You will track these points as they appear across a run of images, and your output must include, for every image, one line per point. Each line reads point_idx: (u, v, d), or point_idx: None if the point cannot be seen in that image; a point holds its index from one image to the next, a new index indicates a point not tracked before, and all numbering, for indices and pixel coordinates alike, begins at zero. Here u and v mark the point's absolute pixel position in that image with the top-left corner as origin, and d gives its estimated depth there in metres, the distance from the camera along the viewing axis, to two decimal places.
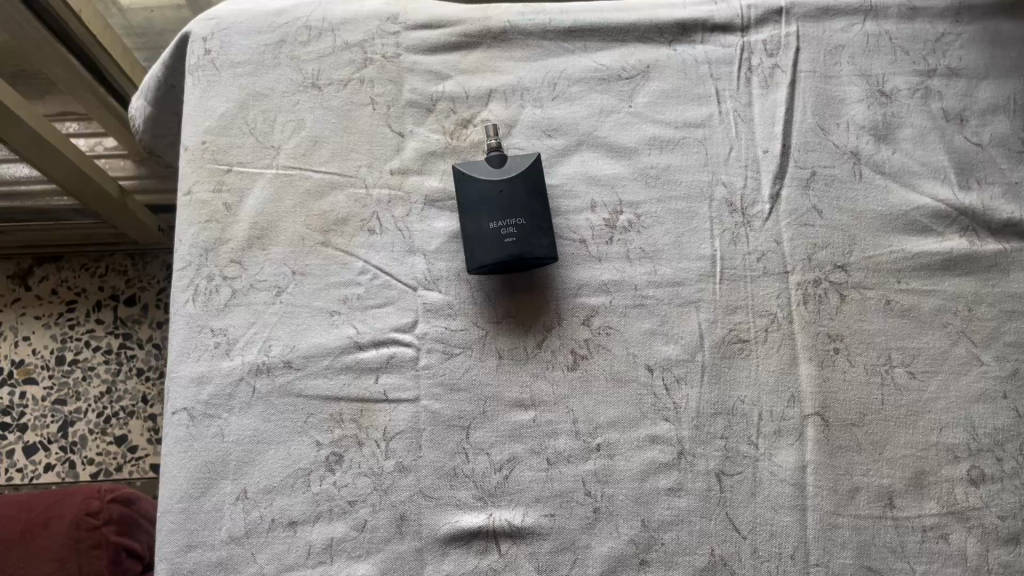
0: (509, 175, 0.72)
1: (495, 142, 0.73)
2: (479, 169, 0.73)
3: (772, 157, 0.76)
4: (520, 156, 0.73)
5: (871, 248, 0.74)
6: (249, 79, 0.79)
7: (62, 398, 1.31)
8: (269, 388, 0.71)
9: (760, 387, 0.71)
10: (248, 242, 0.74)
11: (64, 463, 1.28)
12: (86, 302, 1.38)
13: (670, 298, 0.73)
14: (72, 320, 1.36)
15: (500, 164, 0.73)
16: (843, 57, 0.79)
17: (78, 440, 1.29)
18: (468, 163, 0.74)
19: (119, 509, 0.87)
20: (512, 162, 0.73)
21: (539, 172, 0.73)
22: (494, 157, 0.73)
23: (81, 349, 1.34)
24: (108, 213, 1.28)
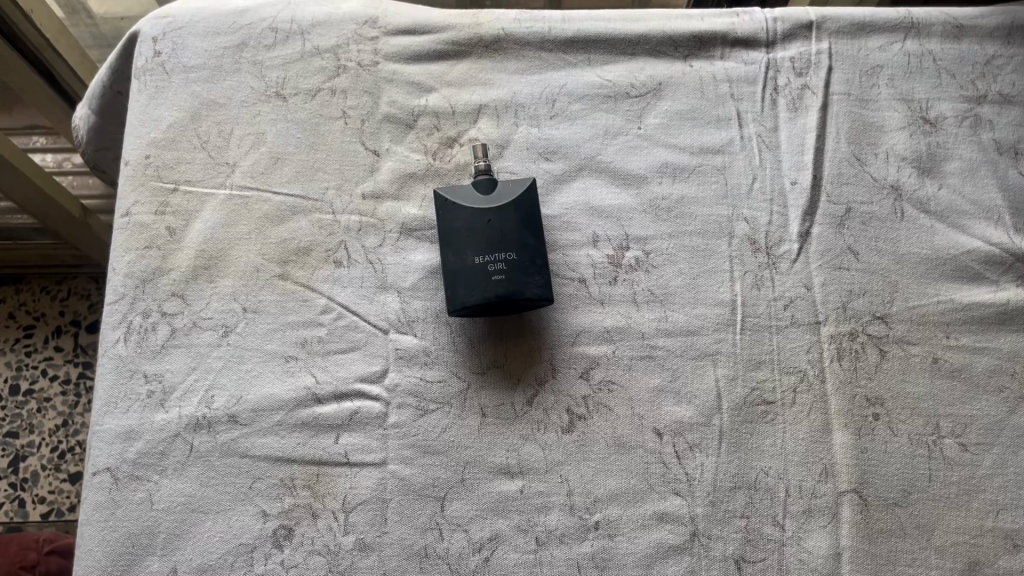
0: (498, 203, 0.62)
1: (484, 164, 0.63)
2: (464, 195, 0.63)
3: (801, 190, 0.66)
4: (511, 182, 0.64)
5: (915, 297, 0.64)
6: (203, 85, 0.68)
7: (14, 431, 1.19)
8: (209, 447, 0.60)
9: (787, 458, 0.60)
10: (193, 272, 0.64)
11: (13, 501, 1.15)
12: (45, 327, 1.26)
13: (682, 350, 0.62)
14: (29, 347, 1.25)
15: (490, 190, 0.63)
16: (882, 79, 0.69)
17: (29, 476, 1.17)
18: (453, 189, 0.64)
19: (57, 562, 0.82)
20: (502, 189, 0.63)
21: (534, 201, 0.63)
22: (483, 181, 0.63)
23: (37, 378, 1.22)
24: (69, 234, 1.17)
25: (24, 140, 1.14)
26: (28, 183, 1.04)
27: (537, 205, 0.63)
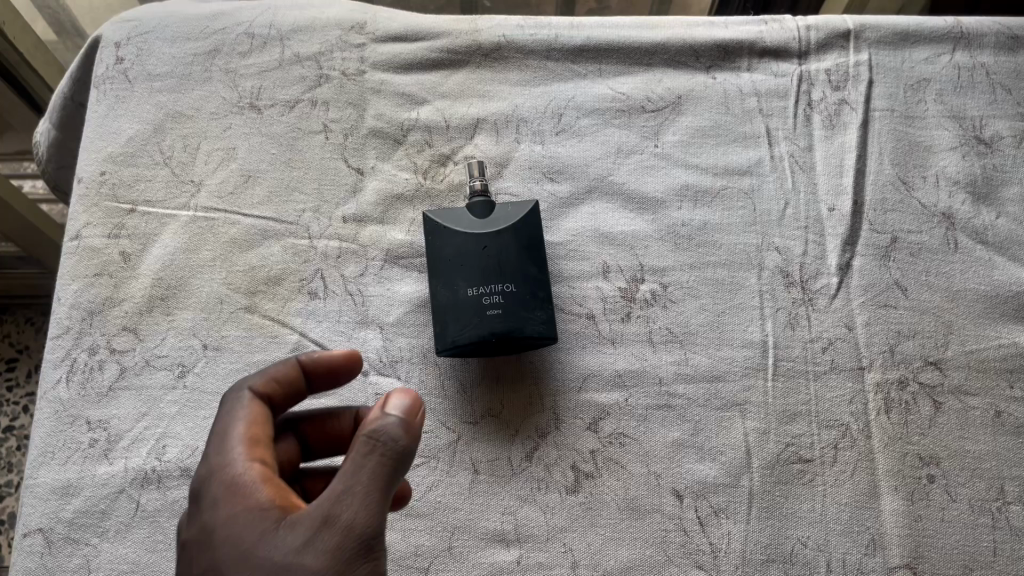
0: (496, 228, 0.54)
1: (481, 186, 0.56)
2: (458, 219, 0.55)
3: (840, 218, 0.58)
4: (511, 206, 0.56)
5: (972, 340, 0.55)
6: (170, 95, 0.61)
7: None
8: (158, 506, 0.52)
9: (828, 527, 0.51)
10: (148, 303, 0.56)
11: None
12: (27, 361, 1.06)
13: (705, 399, 0.54)
14: (12, 382, 1.05)
15: (488, 213, 0.55)
16: (929, 94, 0.62)
17: (7, 519, 0.97)
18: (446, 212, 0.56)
19: None
20: (501, 212, 0.55)
21: (537, 226, 0.55)
22: (479, 204, 0.55)
23: (19, 414, 1.03)
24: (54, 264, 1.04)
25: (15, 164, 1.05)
26: (18, 215, 0.92)
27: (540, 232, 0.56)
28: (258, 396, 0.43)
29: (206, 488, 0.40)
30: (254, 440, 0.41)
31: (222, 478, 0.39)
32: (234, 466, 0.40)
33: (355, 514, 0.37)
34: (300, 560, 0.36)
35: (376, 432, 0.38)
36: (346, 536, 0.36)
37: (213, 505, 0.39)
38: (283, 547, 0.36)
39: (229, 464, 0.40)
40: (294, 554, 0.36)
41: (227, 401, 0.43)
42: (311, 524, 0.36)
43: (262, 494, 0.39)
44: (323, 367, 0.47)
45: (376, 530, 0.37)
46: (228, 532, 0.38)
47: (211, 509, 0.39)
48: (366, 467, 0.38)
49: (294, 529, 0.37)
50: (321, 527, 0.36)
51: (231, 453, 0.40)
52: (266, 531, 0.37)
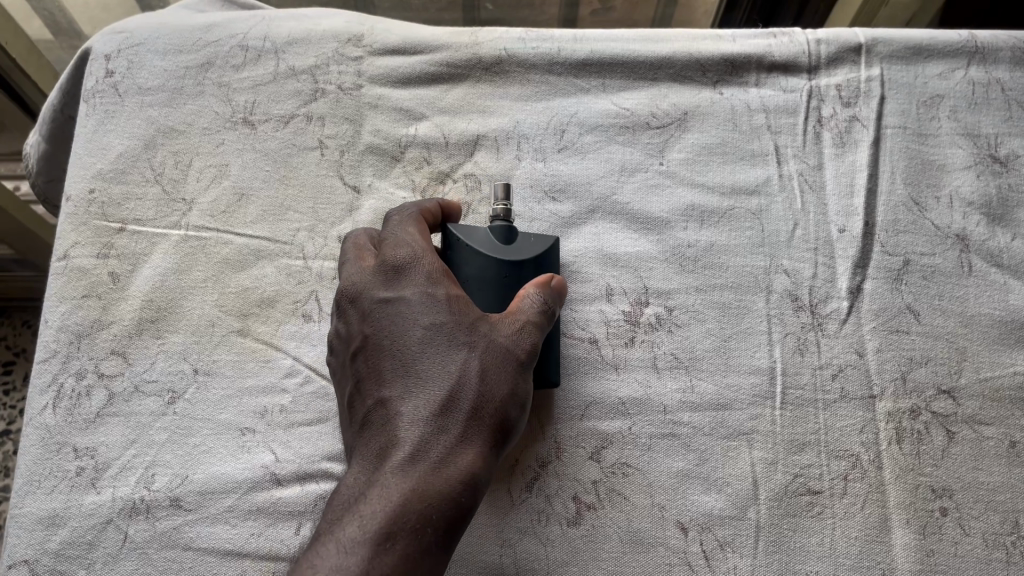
0: (522, 261, 0.50)
1: (504, 212, 0.51)
2: (482, 243, 0.50)
3: (851, 240, 0.57)
4: (533, 233, 0.52)
5: (986, 367, 0.54)
6: (161, 110, 0.60)
7: None
8: (147, 537, 0.50)
9: (838, 561, 0.50)
10: (137, 327, 0.55)
11: None
12: (21, 366, 1.04)
13: (710, 428, 0.53)
14: (8, 386, 1.03)
15: (512, 240, 0.51)
16: (942, 110, 0.60)
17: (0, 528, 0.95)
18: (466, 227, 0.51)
19: None
20: (524, 241, 0.51)
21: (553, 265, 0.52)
22: (502, 230, 0.50)
23: (13, 421, 1.01)
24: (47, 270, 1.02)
25: (10, 168, 1.03)
26: (11, 218, 0.90)
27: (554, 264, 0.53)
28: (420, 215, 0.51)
29: (412, 266, 0.47)
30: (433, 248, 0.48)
31: (428, 265, 0.47)
32: (416, 286, 0.46)
33: (537, 329, 0.46)
34: (517, 344, 0.45)
35: (546, 292, 0.48)
36: (533, 343, 0.46)
37: (432, 283, 0.46)
38: (502, 334, 0.45)
39: (426, 256, 0.47)
40: (513, 339, 0.45)
41: (394, 213, 0.51)
42: (519, 327, 0.46)
43: (459, 289, 0.47)
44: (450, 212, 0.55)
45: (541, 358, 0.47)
46: (431, 306, 0.45)
47: (422, 285, 0.46)
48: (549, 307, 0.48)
49: (506, 323, 0.46)
50: (520, 332, 0.46)
51: (424, 249, 0.48)
52: (479, 317, 0.45)
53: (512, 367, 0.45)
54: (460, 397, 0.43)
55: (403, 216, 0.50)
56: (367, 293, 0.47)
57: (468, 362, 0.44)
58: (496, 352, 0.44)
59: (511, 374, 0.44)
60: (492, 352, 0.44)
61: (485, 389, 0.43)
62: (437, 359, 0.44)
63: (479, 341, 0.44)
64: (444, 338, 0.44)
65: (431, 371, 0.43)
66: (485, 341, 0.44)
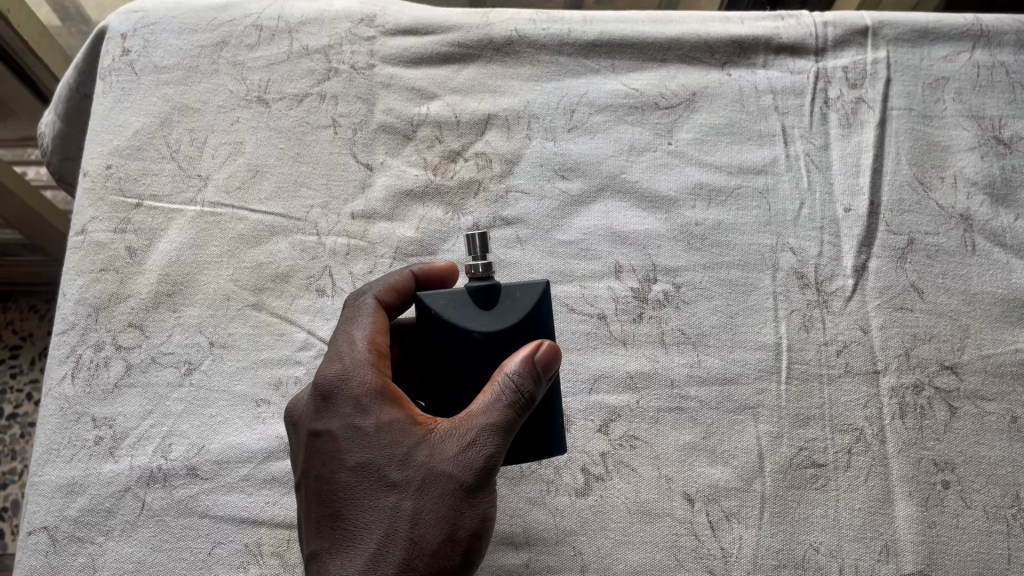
0: (505, 328, 0.43)
1: (479, 267, 0.43)
2: (459, 313, 0.43)
3: (856, 219, 0.57)
4: (518, 286, 0.44)
5: (988, 344, 0.55)
6: (176, 88, 0.61)
7: None
8: (164, 504, 0.51)
9: (841, 532, 0.51)
10: (154, 300, 0.56)
11: None
12: (30, 349, 1.05)
13: (717, 402, 0.54)
14: (15, 368, 1.04)
15: (493, 302, 0.43)
16: (947, 93, 0.61)
17: (10, 506, 0.96)
18: (440, 292, 0.44)
19: None
20: (507, 299, 0.44)
21: (546, 325, 0.45)
22: (478, 292, 0.43)
23: (23, 403, 1.01)
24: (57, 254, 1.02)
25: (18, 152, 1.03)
26: (19, 200, 0.90)
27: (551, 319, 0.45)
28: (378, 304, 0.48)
29: (341, 393, 0.44)
30: (371, 361, 0.45)
31: (358, 386, 0.44)
32: (347, 413, 0.44)
33: (491, 434, 0.41)
34: (458, 463, 0.41)
35: (516, 375, 0.41)
36: (484, 456, 0.41)
37: (360, 413, 0.44)
38: (443, 457, 0.42)
39: (357, 375, 0.44)
40: (453, 464, 0.42)
41: (351, 304, 0.48)
42: (463, 442, 0.42)
43: (396, 410, 0.44)
44: (428, 277, 0.51)
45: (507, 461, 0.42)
46: (363, 441, 0.43)
47: (351, 414, 0.44)
48: (518, 398, 0.41)
49: (449, 442, 0.42)
50: (463, 448, 0.42)
51: (358, 362, 0.45)
52: (413, 442, 0.42)
53: (452, 499, 0.41)
54: (390, 541, 0.41)
55: (352, 318, 0.48)
56: (305, 422, 0.46)
57: (400, 503, 0.42)
58: (431, 486, 0.42)
59: (452, 503, 0.41)
60: (428, 481, 0.42)
61: (420, 525, 0.41)
62: (369, 500, 0.42)
63: (411, 471, 0.42)
64: (374, 473, 0.42)
65: (363, 516, 0.42)
66: (418, 472, 0.42)
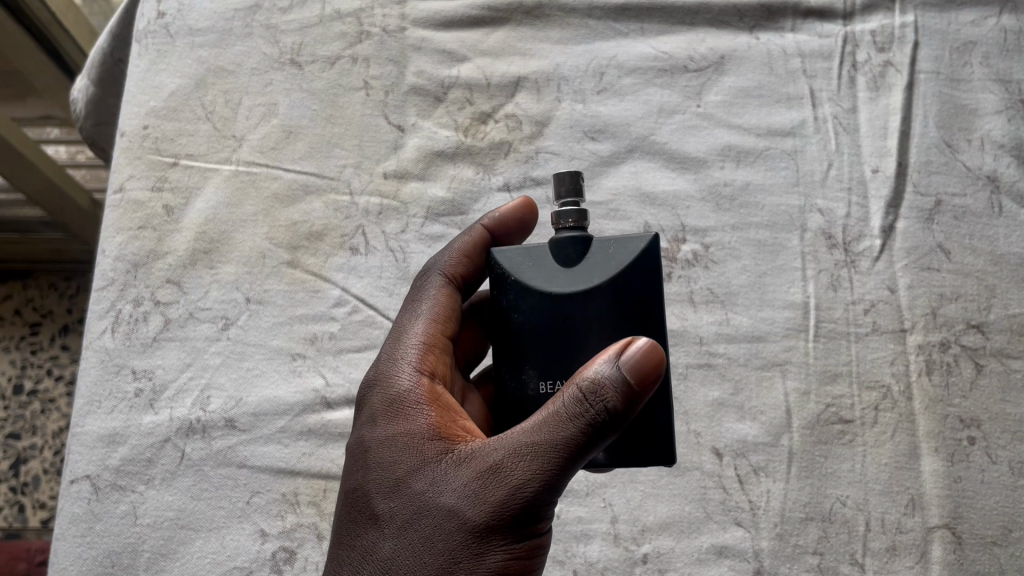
0: (589, 286, 0.39)
1: (570, 215, 0.40)
2: (532, 269, 0.40)
3: (884, 180, 0.58)
4: (615, 240, 0.40)
5: (1015, 303, 0.55)
6: (211, 50, 0.62)
7: (16, 431, 0.95)
8: (203, 455, 0.52)
9: (868, 486, 0.51)
10: (191, 257, 0.57)
11: (12, 507, 0.91)
12: (52, 325, 1.00)
13: (746, 358, 0.54)
14: (36, 346, 0.99)
15: (578, 257, 0.40)
16: (975, 57, 0.61)
17: (31, 480, 0.92)
18: (519, 248, 0.41)
19: None
20: (599, 253, 0.40)
21: (642, 285, 0.39)
22: (563, 244, 0.40)
23: (44, 380, 0.97)
24: (80, 232, 0.98)
25: None
26: (42, 174, 0.87)
27: (660, 291, 0.39)
28: (447, 282, 0.48)
29: (365, 398, 0.43)
30: (422, 358, 0.44)
31: (386, 393, 0.42)
32: (365, 416, 0.42)
33: (514, 457, 0.36)
34: (466, 498, 0.36)
35: (590, 382, 0.35)
36: (505, 490, 0.36)
37: (375, 422, 0.41)
38: (453, 485, 0.37)
39: (390, 381, 0.43)
40: (459, 492, 0.36)
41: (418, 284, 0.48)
42: (480, 468, 0.36)
43: (424, 427, 0.40)
44: (503, 224, 0.50)
45: (546, 497, 0.36)
46: (376, 452, 0.40)
47: (371, 425, 0.41)
48: (570, 420, 0.35)
49: (467, 466, 0.37)
50: (479, 479, 0.36)
51: (406, 359, 0.44)
52: (423, 465, 0.38)
53: (449, 534, 0.36)
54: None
55: (416, 304, 0.47)
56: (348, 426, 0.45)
57: (389, 532, 0.37)
58: (431, 515, 0.37)
59: (447, 543, 0.36)
60: (423, 515, 0.37)
61: (397, 569, 0.36)
62: (356, 533, 0.39)
63: (406, 502, 0.38)
64: (370, 499, 0.39)
65: (347, 547, 0.39)
66: (413, 504, 0.37)
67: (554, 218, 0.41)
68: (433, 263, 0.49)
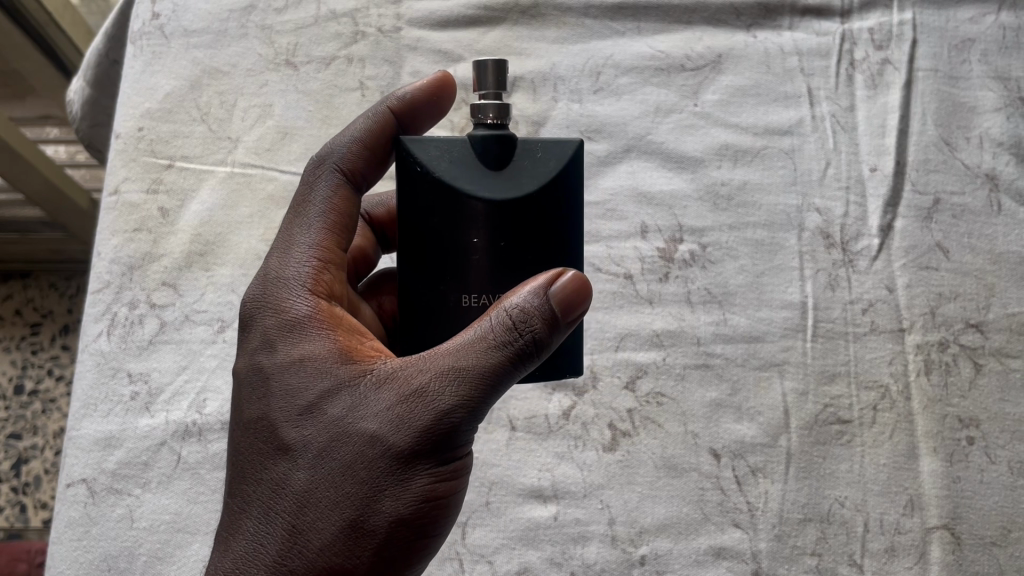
0: (517, 191, 0.38)
1: (497, 111, 0.38)
2: (455, 167, 0.38)
3: (882, 179, 0.58)
4: (539, 141, 0.39)
5: (1014, 302, 0.55)
6: (206, 52, 0.62)
7: (16, 432, 0.95)
8: (199, 458, 0.52)
9: (866, 487, 0.51)
10: (186, 260, 0.56)
11: (14, 508, 0.91)
12: (52, 325, 1.00)
13: (744, 359, 0.54)
14: (36, 346, 0.99)
15: (506, 157, 0.38)
16: (973, 54, 0.61)
17: (31, 480, 0.92)
18: (439, 140, 0.38)
19: None
20: (526, 155, 0.38)
21: (566, 191, 0.39)
22: (490, 142, 0.38)
23: (45, 380, 0.97)
24: (77, 232, 0.97)
25: None
26: (42, 176, 0.87)
27: (580, 198, 0.39)
28: (344, 178, 0.43)
29: (260, 323, 0.40)
30: (317, 274, 0.41)
31: (285, 315, 0.39)
32: (260, 342, 0.39)
33: (438, 382, 0.35)
34: (385, 423, 0.35)
35: (517, 310, 0.35)
36: (428, 415, 0.35)
37: (274, 347, 0.39)
38: (370, 411, 0.35)
39: (289, 303, 0.40)
40: (379, 417, 0.35)
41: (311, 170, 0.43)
42: (400, 393, 0.35)
43: (331, 349, 0.38)
44: (413, 110, 0.46)
45: (471, 422, 0.35)
46: (279, 380, 0.38)
47: (270, 350, 0.39)
48: (498, 341, 0.35)
49: (384, 391, 0.36)
50: (399, 404, 0.35)
51: (300, 276, 0.40)
52: (335, 390, 0.36)
53: (370, 461, 0.35)
54: (276, 520, 0.35)
55: (305, 209, 0.42)
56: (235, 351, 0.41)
57: (302, 463, 0.36)
58: (348, 443, 0.35)
59: (369, 471, 0.35)
60: (339, 443, 0.35)
61: (314, 502, 0.35)
62: (265, 465, 0.37)
63: (319, 430, 0.36)
64: (278, 429, 0.37)
65: (254, 482, 0.37)
66: (327, 433, 0.36)
67: (473, 111, 0.39)
68: (325, 151, 0.44)
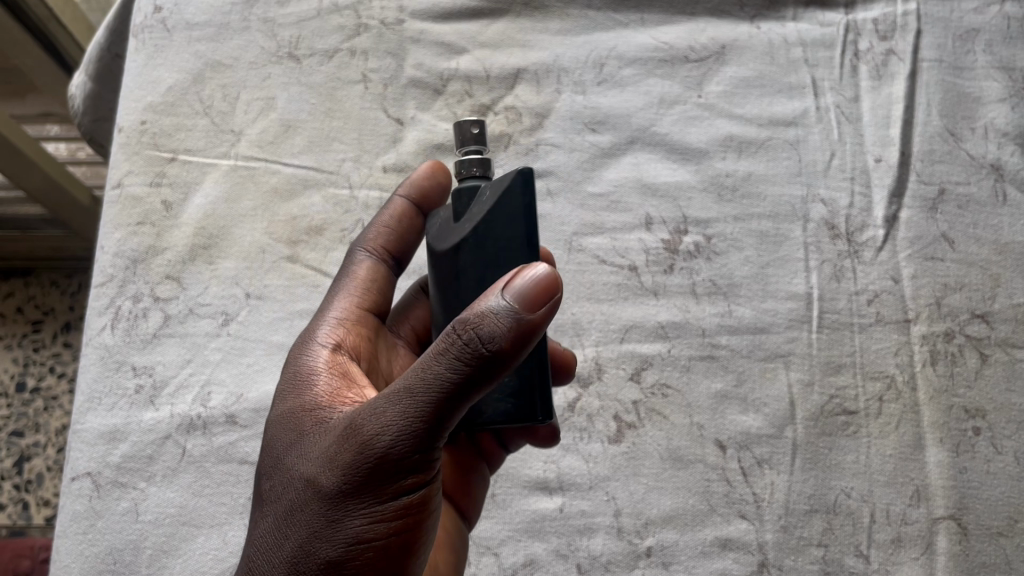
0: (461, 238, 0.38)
1: (467, 164, 0.39)
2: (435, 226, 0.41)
3: (887, 169, 0.58)
4: (490, 184, 0.38)
5: (1019, 292, 0.55)
6: (209, 45, 0.61)
7: (19, 430, 0.95)
8: (204, 451, 0.52)
9: (872, 477, 0.51)
10: (190, 253, 0.56)
11: (17, 504, 0.91)
12: (54, 322, 1.00)
13: (749, 350, 0.54)
14: (37, 344, 0.99)
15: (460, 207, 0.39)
16: (978, 44, 0.60)
17: (34, 477, 0.92)
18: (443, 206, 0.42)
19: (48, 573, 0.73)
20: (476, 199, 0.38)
21: (507, 228, 0.37)
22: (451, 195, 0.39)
23: (47, 377, 0.97)
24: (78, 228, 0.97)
25: None
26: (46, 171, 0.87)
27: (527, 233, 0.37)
28: (369, 256, 0.48)
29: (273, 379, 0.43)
30: (326, 333, 0.43)
31: (287, 368, 0.42)
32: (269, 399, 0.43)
33: (368, 412, 0.34)
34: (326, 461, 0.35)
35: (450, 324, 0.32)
36: (354, 449, 0.33)
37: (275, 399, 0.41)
38: (318, 450, 0.35)
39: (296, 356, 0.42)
40: (321, 455, 0.35)
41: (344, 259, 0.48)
42: (341, 429, 0.35)
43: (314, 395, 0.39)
44: (422, 193, 0.49)
45: (401, 454, 0.33)
46: (270, 429, 0.40)
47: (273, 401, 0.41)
48: (423, 364, 0.32)
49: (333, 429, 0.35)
50: (337, 440, 0.34)
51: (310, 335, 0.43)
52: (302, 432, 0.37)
53: (306, 500, 0.34)
54: (243, 563, 0.36)
55: (338, 281, 0.47)
56: None
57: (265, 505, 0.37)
58: (294, 483, 0.35)
59: (304, 510, 0.35)
60: (288, 483, 0.36)
61: (265, 544, 0.35)
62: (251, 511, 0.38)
63: (280, 474, 0.37)
64: (260, 476, 0.38)
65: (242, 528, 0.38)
66: (284, 474, 0.36)
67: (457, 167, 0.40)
68: (355, 241, 0.49)
